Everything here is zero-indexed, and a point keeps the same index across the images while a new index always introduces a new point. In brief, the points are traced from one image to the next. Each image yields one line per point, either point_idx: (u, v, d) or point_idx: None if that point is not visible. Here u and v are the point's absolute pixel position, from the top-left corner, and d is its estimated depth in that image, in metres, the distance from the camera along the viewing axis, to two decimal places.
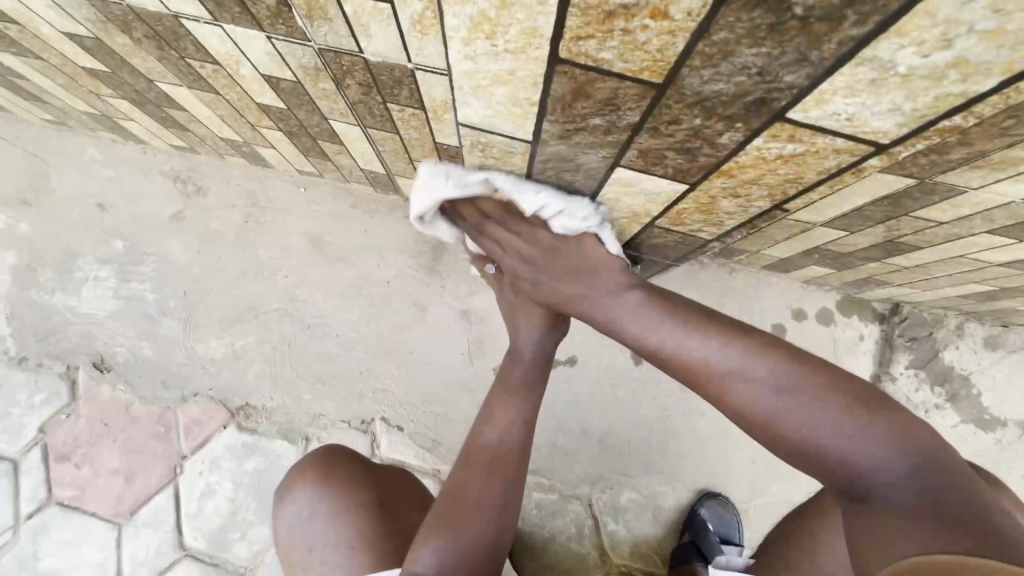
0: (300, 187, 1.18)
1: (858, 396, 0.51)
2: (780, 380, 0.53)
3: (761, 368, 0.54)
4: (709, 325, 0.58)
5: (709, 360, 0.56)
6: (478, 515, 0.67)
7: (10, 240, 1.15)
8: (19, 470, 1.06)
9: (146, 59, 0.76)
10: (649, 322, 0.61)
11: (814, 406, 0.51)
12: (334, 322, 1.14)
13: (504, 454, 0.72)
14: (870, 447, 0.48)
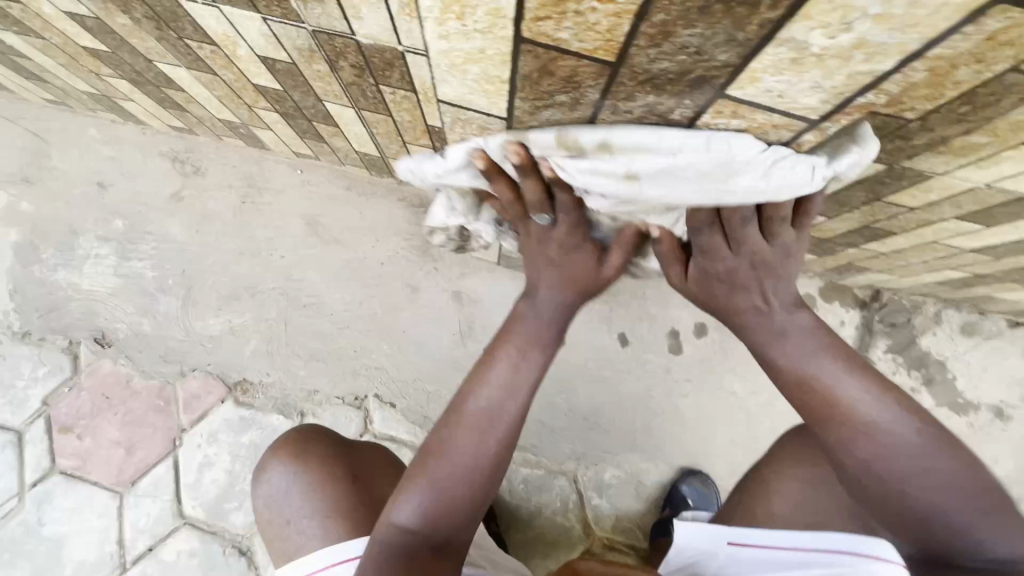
0: (296, 169, 1.20)
1: (985, 488, 0.55)
2: (924, 442, 0.54)
3: (915, 435, 0.54)
4: (881, 384, 0.56)
5: (878, 417, 0.55)
6: (463, 473, 0.60)
7: (12, 217, 1.18)
8: (23, 441, 1.09)
9: (145, 39, 0.78)
10: (801, 345, 0.58)
11: (959, 494, 0.54)
12: (328, 301, 1.17)
13: (504, 411, 0.62)
14: (990, 533, 0.53)
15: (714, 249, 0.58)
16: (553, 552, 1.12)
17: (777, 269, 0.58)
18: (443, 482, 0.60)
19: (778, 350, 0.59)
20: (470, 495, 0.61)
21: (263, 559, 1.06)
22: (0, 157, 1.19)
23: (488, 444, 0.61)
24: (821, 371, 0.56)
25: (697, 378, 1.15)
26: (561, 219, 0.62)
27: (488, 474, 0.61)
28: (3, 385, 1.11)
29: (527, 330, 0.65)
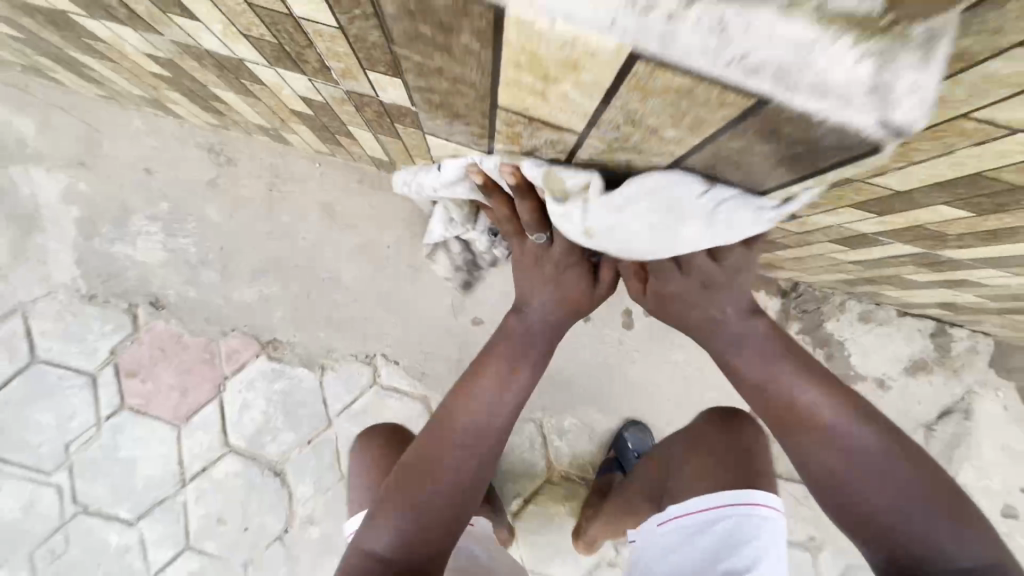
0: (315, 162, 1.40)
1: (922, 477, 0.64)
2: (874, 443, 0.66)
3: (859, 433, 0.66)
4: (827, 387, 0.69)
5: (811, 408, 0.68)
6: (445, 491, 0.75)
7: (72, 196, 1.38)
8: (96, 383, 1.34)
9: (208, 75, 0.96)
10: (765, 353, 0.71)
11: (896, 482, 0.64)
12: (344, 276, 1.41)
13: (483, 435, 0.78)
14: (926, 519, 0.61)
15: (667, 275, 0.69)
16: (522, 480, 1.42)
17: (727, 287, 0.69)
18: (422, 505, 0.74)
19: (746, 360, 0.72)
20: (445, 510, 0.75)
21: (294, 480, 1.35)
22: (57, 143, 1.38)
23: (467, 465, 0.77)
24: (762, 375, 0.71)
25: (644, 349, 1.41)
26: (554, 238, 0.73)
27: (466, 491, 0.77)
28: (76, 338, 1.35)
29: (506, 359, 0.81)
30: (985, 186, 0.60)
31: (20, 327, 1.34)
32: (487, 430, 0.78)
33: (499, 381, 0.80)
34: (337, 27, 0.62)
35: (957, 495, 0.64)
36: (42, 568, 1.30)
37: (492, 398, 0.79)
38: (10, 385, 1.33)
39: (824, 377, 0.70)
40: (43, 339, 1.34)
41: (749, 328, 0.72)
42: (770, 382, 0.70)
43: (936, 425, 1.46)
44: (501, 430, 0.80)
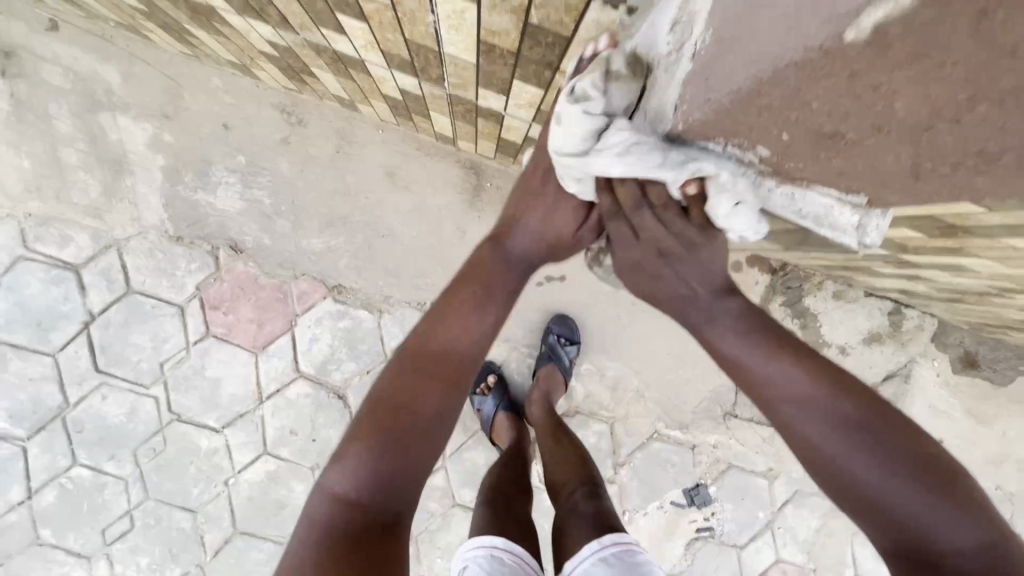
0: (379, 129, 1.56)
1: (919, 456, 0.61)
2: (853, 418, 0.64)
3: (838, 406, 0.65)
4: (810, 371, 0.67)
5: (793, 389, 0.67)
6: (418, 425, 0.72)
7: (158, 145, 1.53)
8: (185, 312, 1.55)
9: (317, 61, 1.12)
10: (733, 330, 0.72)
11: (887, 464, 0.61)
12: (400, 233, 1.61)
13: (452, 365, 0.77)
14: (927, 503, 0.58)
15: (624, 239, 0.73)
16: None
17: (688, 261, 0.72)
18: (382, 443, 0.69)
19: (716, 335, 0.73)
20: (408, 445, 0.70)
21: (354, 403, 1.60)
22: (142, 94, 1.51)
23: (438, 398, 0.74)
24: (745, 356, 0.71)
25: (652, 311, 1.68)
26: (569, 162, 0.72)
27: (438, 421, 0.74)
28: (166, 273, 1.54)
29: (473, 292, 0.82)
30: (935, 221, 0.84)
31: (116, 261, 1.53)
32: (452, 362, 0.77)
33: (469, 312, 0.80)
34: (475, 64, 0.80)
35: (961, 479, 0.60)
36: (145, 463, 1.56)
37: (460, 329, 0.79)
38: (109, 310, 1.53)
39: (809, 362, 0.68)
40: (136, 272, 1.53)
41: (722, 307, 0.74)
42: (752, 364, 0.70)
43: (881, 385, 1.79)
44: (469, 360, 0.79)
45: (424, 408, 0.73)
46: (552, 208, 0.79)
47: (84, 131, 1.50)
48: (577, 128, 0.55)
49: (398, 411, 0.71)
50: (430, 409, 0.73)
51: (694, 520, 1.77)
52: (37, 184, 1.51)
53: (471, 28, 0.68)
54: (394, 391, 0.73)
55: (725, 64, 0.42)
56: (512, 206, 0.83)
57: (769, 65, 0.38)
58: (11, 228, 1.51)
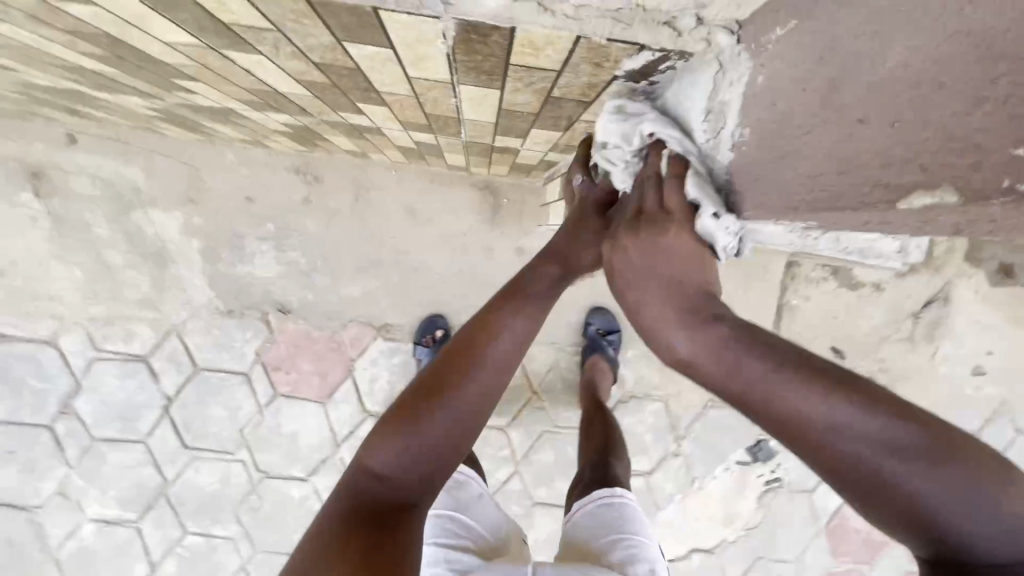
0: (392, 170, 1.62)
1: (951, 440, 0.39)
2: (917, 448, 0.39)
3: (891, 433, 0.39)
4: (787, 349, 0.45)
5: (762, 381, 0.44)
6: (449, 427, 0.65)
7: (191, 230, 1.60)
8: (251, 378, 1.65)
9: (332, 130, 1.17)
10: (721, 345, 0.48)
11: (903, 462, 0.39)
12: (432, 264, 1.67)
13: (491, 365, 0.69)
14: (973, 505, 0.37)
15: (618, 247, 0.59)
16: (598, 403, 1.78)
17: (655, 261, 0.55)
18: (416, 437, 0.63)
19: (699, 353, 0.49)
20: (430, 445, 0.63)
21: None
22: (167, 185, 1.58)
23: (470, 396, 0.66)
24: (699, 345, 0.49)
25: None
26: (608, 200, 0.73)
27: (472, 423, 0.67)
28: (226, 346, 1.64)
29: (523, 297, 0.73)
30: None
31: (179, 345, 1.63)
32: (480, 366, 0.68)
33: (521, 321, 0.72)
34: (494, 122, 0.84)
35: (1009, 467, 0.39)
36: (247, 521, 1.68)
37: (508, 325, 0.71)
38: (183, 391, 1.64)
39: (772, 342, 0.46)
40: (199, 351, 1.63)
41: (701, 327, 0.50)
42: (704, 354, 0.49)
43: (921, 312, 1.81)
44: (507, 368, 0.70)
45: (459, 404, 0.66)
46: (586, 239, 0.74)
47: (122, 231, 1.59)
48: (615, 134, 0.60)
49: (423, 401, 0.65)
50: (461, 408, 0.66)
51: (761, 475, 1.82)
52: (92, 289, 1.60)
53: (493, 103, 0.72)
54: (424, 384, 0.67)
55: (780, 164, 0.44)
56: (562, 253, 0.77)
57: (811, 193, 0.40)
58: (79, 334, 1.61)
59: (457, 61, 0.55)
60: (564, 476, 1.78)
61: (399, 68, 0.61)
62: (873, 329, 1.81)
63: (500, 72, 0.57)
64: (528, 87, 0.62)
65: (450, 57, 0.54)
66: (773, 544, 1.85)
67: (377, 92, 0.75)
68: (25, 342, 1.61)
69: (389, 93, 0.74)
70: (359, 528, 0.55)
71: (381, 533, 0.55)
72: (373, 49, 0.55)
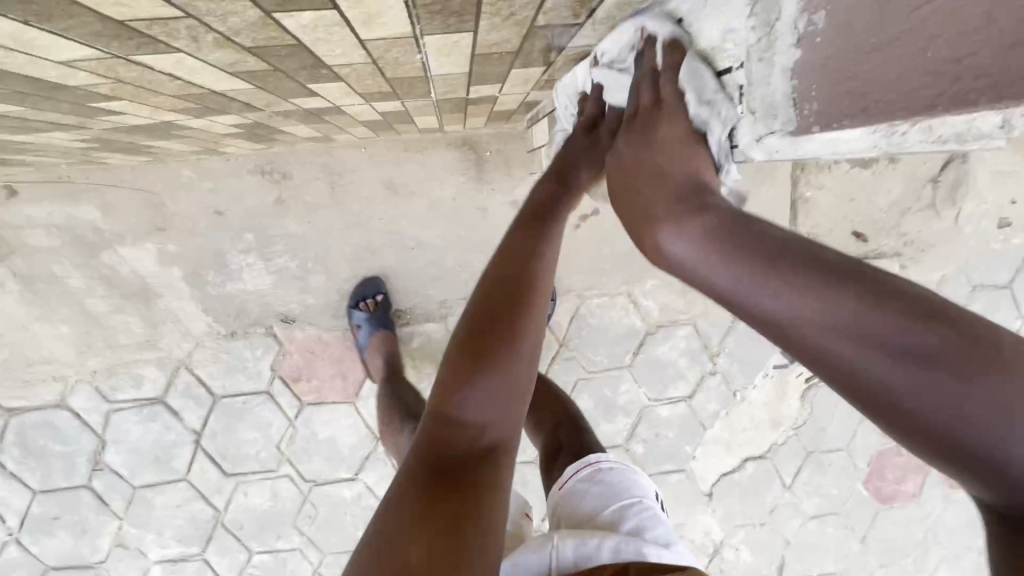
0: (361, 148, 1.50)
1: (979, 346, 0.35)
2: (940, 349, 0.36)
3: (911, 335, 0.37)
4: (789, 260, 0.43)
5: (772, 294, 0.42)
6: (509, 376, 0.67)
7: (168, 259, 1.50)
8: (273, 395, 1.60)
9: (286, 120, 1.04)
10: (706, 257, 0.48)
11: (909, 365, 0.36)
12: (427, 238, 1.57)
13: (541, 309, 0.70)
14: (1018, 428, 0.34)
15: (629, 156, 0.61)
16: (627, 340, 1.73)
17: (657, 173, 0.57)
18: (474, 390, 0.64)
19: (690, 273, 0.49)
20: (487, 395, 0.65)
21: None
22: (129, 218, 1.46)
23: (516, 341, 0.67)
24: (690, 249, 0.49)
25: None
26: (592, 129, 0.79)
27: (532, 370, 0.69)
28: (239, 368, 1.58)
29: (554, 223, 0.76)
30: None
31: (191, 378, 1.57)
32: (525, 312, 0.68)
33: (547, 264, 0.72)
34: (468, 71, 0.73)
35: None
36: (309, 529, 1.69)
37: (542, 261, 0.72)
38: (209, 422, 1.60)
39: (800, 252, 0.43)
40: (214, 380, 1.57)
41: (684, 236, 0.50)
42: (699, 254, 0.48)
43: (940, 175, 1.72)
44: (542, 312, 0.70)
45: (508, 351, 0.66)
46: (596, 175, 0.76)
47: (96, 276, 1.48)
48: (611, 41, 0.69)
49: (474, 362, 0.65)
50: (514, 358, 0.66)
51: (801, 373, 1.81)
52: (86, 343, 1.52)
53: (466, 50, 0.61)
54: (472, 342, 0.67)
55: (897, 41, 0.36)
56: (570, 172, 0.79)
57: (954, 66, 0.33)
58: (87, 390, 1.55)
59: (421, 8, 0.45)
60: (606, 418, 1.77)
61: (352, 31, 0.50)
62: (894, 204, 1.73)
63: (474, 9, 0.47)
64: (508, 18, 0.51)
65: (412, 4, 0.44)
66: (822, 436, 1.86)
67: (330, 67, 0.63)
68: (34, 411, 1.54)
69: (343, 65, 0.63)
70: (433, 494, 0.57)
71: (451, 492, 0.57)
72: (312, 13, 0.44)
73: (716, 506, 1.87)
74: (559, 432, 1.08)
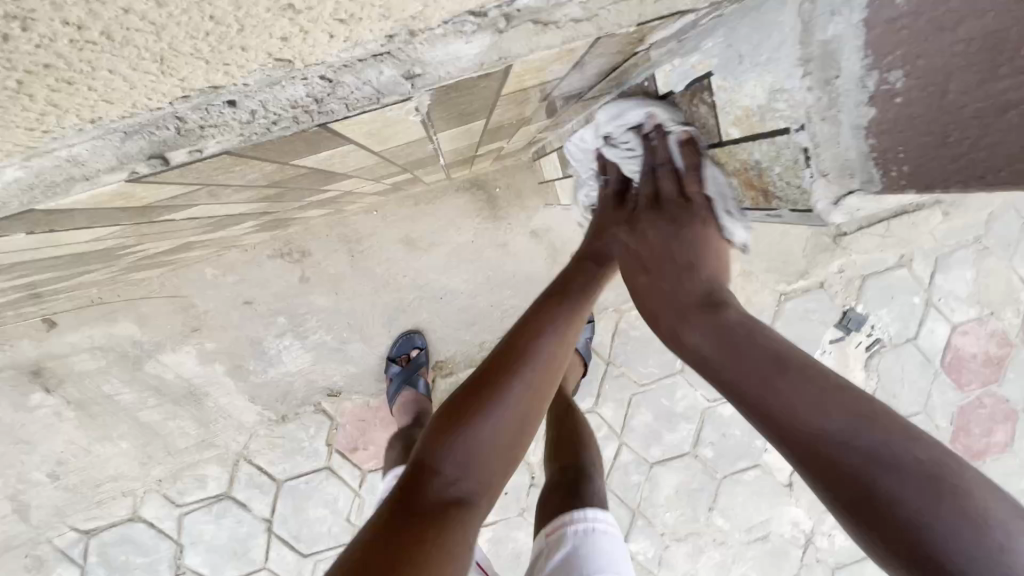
0: (372, 211, 1.49)
1: (874, 427, 0.47)
2: (838, 423, 0.48)
3: (819, 407, 0.50)
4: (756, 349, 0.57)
5: (738, 365, 0.58)
6: (491, 433, 0.70)
7: (209, 357, 1.51)
8: (334, 469, 1.60)
9: (299, 210, 1.04)
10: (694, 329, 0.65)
11: (817, 424, 0.49)
12: (454, 285, 1.55)
13: (542, 378, 0.75)
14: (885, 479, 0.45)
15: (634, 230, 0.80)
16: None
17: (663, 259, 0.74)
18: (479, 441, 0.70)
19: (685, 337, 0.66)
20: (489, 450, 0.70)
21: None
22: (164, 326, 1.48)
23: (522, 396, 0.72)
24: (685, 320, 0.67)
25: None
26: (607, 189, 0.89)
27: (516, 433, 0.72)
28: (297, 449, 1.58)
29: (584, 278, 0.84)
30: None
31: (252, 468, 1.58)
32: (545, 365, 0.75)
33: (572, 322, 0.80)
34: (479, 141, 0.71)
35: (964, 484, 0.43)
36: None
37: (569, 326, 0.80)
38: (277, 508, 1.60)
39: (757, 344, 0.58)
40: (274, 465, 1.58)
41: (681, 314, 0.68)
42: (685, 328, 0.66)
43: None
44: (553, 375, 0.76)
45: (513, 404, 0.72)
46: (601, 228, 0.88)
47: (145, 388, 1.51)
48: (620, 110, 0.77)
49: (478, 397, 0.71)
50: (517, 410, 0.72)
51: (860, 343, 1.73)
52: (147, 454, 1.55)
53: (478, 130, 0.59)
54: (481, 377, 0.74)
55: None
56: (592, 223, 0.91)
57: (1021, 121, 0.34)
58: (157, 498, 1.57)
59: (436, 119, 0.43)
60: (668, 428, 1.72)
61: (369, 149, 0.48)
62: None
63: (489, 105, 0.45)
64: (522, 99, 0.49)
65: (426, 120, 0.42)
66: (896, 403, 1.76)
67: (347, 172, 0.62)
68: (111, 528, 1.57)
69: (358, 168, 0.61)
70: (405, 513, 0.63)
71: (421, 520, 0.62)
72: (331, 151, 0.43)
73: (799, 495, 1.79)
74: (571, 471, 1.06)
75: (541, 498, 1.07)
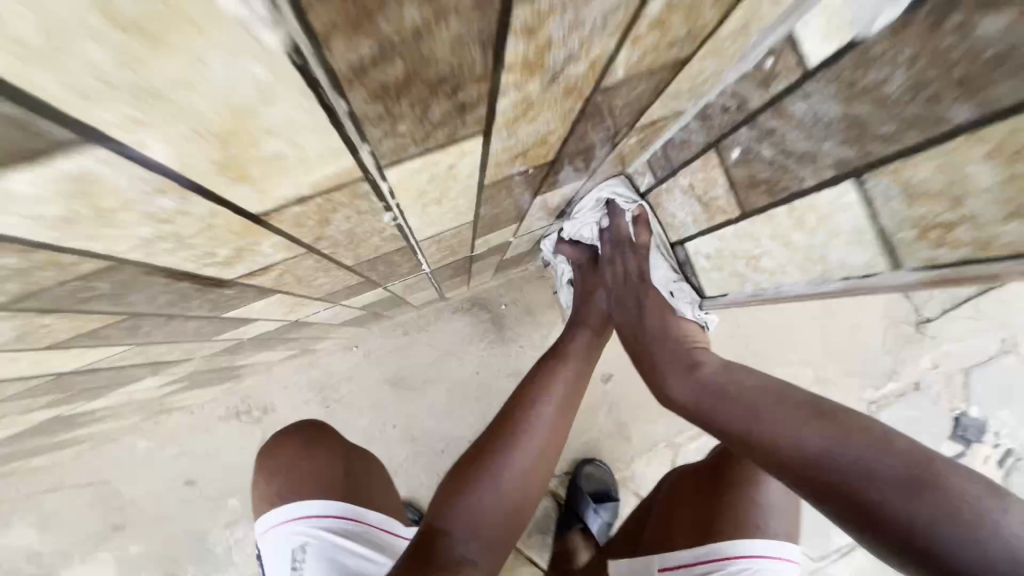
0: (352, 348, 1.20)
1: (861, 427, 0.45)
2: (829, 426, 0.45)
3: (807, 415, 0.47)
4: (748, 376, 0.55)
5: (732, 391, 0.55)
6: (507, 487, 0.57)
7: (132, 566, 1.12)
8: None
9: (241, 356, 0.76)
10: (674, 366, 0.63)
11: (813, 427, 0.46)
12: (457, 434, 1.21)
13: (555, 424, 0.63)
14: (884, 470, 0.41)
15: (622, 297, 0.72)
16: None
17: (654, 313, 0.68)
18: (495, 499, 0.56)
19: (666, 381, 0.63)
20: (504, 510, 0.56)
21: None
22: (77, 526, 1.12)
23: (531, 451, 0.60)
24: (671, 364, 0.63)
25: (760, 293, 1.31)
26: (578, 252, 0.78)
27: (528, 491, 0.58)
28: None
29: (575, 329, 0.74)
30: None
31: None
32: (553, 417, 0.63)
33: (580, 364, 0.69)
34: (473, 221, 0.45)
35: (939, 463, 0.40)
36: None
37: (573, 367, 0.68)
38: None
39: (750, 373, 0.55)
40: None
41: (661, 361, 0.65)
42: (672, 367, 0.63)
43: None
44: (566, 420, 0.64)
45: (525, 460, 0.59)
46: (592, 298, 0.76)
47: None
48: (596, 196, 0.68)
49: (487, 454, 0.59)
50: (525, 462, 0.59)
51: (988, 458, 1.34)
52: None
53: (456, 190, 0.34)
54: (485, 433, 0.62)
55: None
56: (584, 291, 0.77)
57: None
58: None
59: None
60: None
61: (196, 197, 0.22)
62: None
63: (394, 0, 0.16)
64: (504, 63, 0.23)
65: None
66: None
67: (244, 283, 0.35)
68: None
69: (249, 277, 0.34)
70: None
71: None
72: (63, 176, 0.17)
73: None
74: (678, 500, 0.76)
75: (658, 503, 0.81)
